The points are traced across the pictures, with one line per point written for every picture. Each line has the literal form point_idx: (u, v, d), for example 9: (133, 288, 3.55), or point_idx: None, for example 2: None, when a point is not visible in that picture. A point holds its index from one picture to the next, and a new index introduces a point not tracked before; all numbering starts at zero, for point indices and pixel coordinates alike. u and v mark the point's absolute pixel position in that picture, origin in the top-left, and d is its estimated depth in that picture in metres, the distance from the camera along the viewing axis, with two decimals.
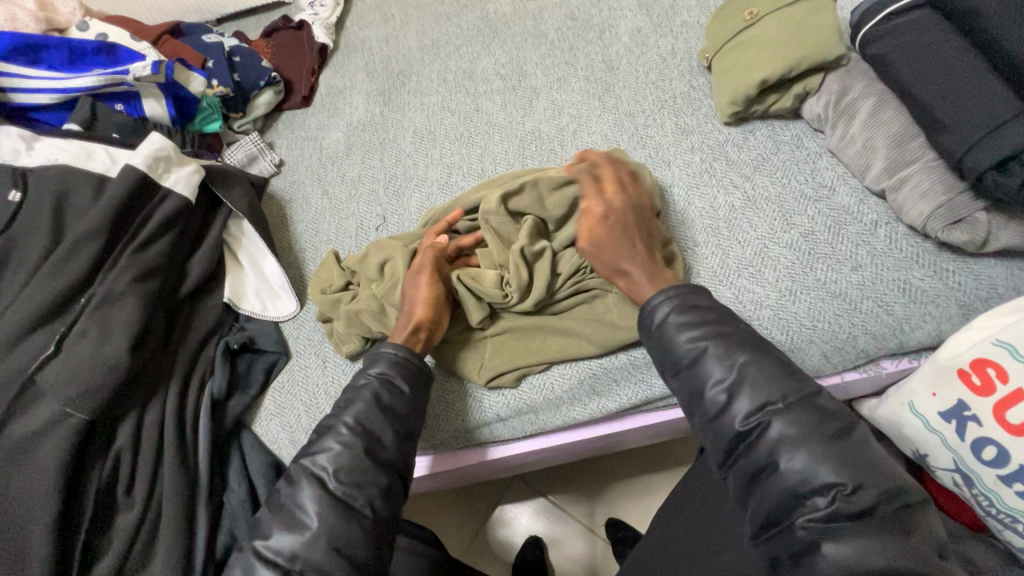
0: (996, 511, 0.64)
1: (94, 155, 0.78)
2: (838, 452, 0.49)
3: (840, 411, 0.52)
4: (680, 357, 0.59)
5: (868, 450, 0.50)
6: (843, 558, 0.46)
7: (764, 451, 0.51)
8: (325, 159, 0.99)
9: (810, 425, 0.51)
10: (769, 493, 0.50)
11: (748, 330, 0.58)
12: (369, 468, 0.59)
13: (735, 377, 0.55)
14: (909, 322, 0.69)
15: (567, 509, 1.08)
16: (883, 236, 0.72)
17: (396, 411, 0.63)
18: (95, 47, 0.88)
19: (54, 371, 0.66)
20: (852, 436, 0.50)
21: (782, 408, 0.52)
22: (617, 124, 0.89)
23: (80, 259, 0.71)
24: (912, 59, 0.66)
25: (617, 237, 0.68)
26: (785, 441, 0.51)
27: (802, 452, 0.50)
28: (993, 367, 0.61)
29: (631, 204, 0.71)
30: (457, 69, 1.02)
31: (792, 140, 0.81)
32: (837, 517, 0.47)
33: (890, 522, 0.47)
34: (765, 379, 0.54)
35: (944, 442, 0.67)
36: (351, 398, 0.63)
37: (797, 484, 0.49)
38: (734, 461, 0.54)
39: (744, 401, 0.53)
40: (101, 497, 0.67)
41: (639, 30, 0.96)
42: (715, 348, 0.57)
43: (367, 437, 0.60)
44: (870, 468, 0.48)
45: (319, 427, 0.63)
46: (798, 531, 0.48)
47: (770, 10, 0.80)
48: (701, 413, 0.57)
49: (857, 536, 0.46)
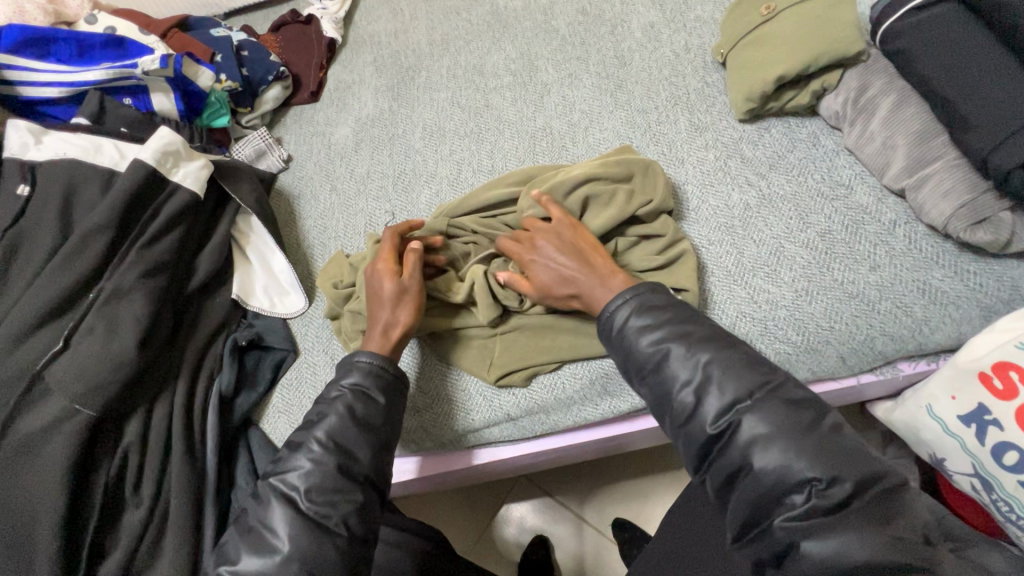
0: (1015, 516, 0.62)
1: (103, 150, 0.78)
2: (810, 445, 0.48)
3: (809, 401, 0.51)
4: (644, 361, 0.57)
5: (843, 436, 0.49)
6: (826, 554, 0.45)
7: (736, 452, 0.50)
8: (334, 154, 0.99)
9: (781, 421, 0.49)
10: (747, 493, 0.49)
11: (712, 327, 0.57)
12: (340, 480, 0.58)
13: (702, 377, 0.53)
14: (930, 324, 0.67)
15: (574, 509, 1.07)
16: (902, 236, 0.71)
17: (370, 421, 0.62)
18: (103, 39, 0.87)
19: (61, 367, 0.66)
20: (824, 425, 0.49)
21: (751, 405, 0.50)
22: (630, 120, 0.87)
23: (88, 254, 0.71)
24: (937, 56, 0.64)
25: (553, 276, 0.67)
26: (756, 441, 0.49)
27: (774, 450, 0.48)
28: (1016, 371, 0.60)
29: (548, 238, 0.69)
30: (467, 65, 1.01)
31: (808, 138, 0.80)
32: (814, 512, 0.46)
33: (870, 513, 0.45)
34: (731, 378, 0.52)
35: (963, 446, 0.66)
36: (322, 413, 0.62)
37: (773, 484, 0.48)
38: (710, 466, 0.52)
39: (712, 402, 0.52)
40: (108, 494, 0.66)
41: (652, 25, 0.95)
42: (677, 349, 0.55)
43: (337, 452, 0.60)
44: (844, 458, 0.47)
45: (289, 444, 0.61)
46: (778, 531, 0.47)
47: (788, 5, 0.79)
48: (672, 417, 0.55)
49: (837, 531, 0.45)
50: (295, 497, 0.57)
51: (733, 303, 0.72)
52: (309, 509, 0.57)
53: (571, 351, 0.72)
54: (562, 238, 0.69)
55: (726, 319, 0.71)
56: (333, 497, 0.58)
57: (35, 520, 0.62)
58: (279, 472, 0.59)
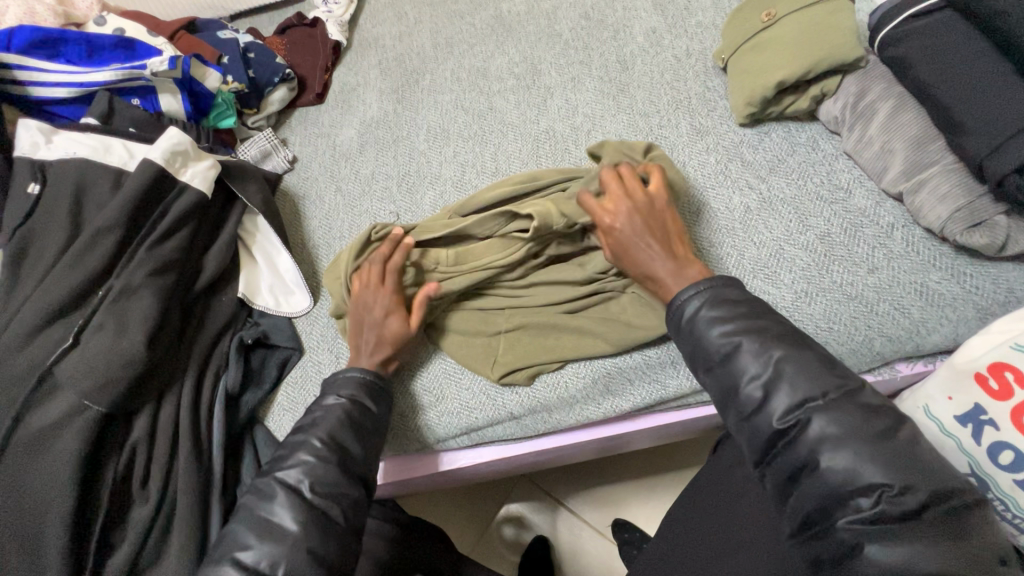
0: (1012, 516, 0.62)
1: (112, 150, 0.79)
2: (883, 451, 0.48)
3: (884, 408, 0.51)
4: (713, 354, 0.58)
5: (919, 448, 0.49)
6: (889, 560, 0.45)
7: (804, 449, 0.50)
8: (339, 156, 1.00)
9: (853, 425, 0.49)
10: (814, 491, 0.49)
11: (787, 326, 0.57)
12: (342, 481, 0.60)
13: (772, 373, 0.54)
14: (926, 325, 0.68)
15: (574, 509, 1.08)
16: (899, 239, 0.72)
17: (363, 427, 0.65)
18: (113, 41, 0.88)
19: (71, 364, 0.66)
20: (896, 434, 0.49)
21: (822, 406, 0.51)
22: (632, 123, 0.89)
23: (98, 252, 0.72)
24: (934, 62, 0.66)
25: (634, 245, 0.67)
26: (826, 440, 0.49)
27: (847, 451, 0.48)
28: (1011, 371, 0.61)
29: (641, 207, 0.68)
30: (471, 68, 1.02)
31: (807, 142, 0.81)
32: (883, 518, 0.46)
33: (941, 525, 0.45)
34: (803, 376, 0.53)
35: (960, 446, 0.65)
36: (320, 417, 0.64)
37: (839, 484, 0.48)
38: (772, 460, 0.53)
39: (781, 397, 0.52)
40: (116, 489, 0.67)
41: (654, 31, 0.96)
42: (749, 344, 0.56)
43: (339, 451, 0.61)
44: (921, 469, 0.47)
45: (286, 444, 0.63)
46: (841, 532, 0.47)
47: (789, 11, 0.80)
48: (737, 410, 0.56)
49: (904, 539, 0.45)
50: (303, 488, 0.59)
51: None
52: (316, 501, 0.58)
53: (573, 351, 0.73)
54: (654, 210, 0.68)
55: None
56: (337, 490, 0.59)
57: (45, 515, 0.62)
58: (282, 467, 0.60)
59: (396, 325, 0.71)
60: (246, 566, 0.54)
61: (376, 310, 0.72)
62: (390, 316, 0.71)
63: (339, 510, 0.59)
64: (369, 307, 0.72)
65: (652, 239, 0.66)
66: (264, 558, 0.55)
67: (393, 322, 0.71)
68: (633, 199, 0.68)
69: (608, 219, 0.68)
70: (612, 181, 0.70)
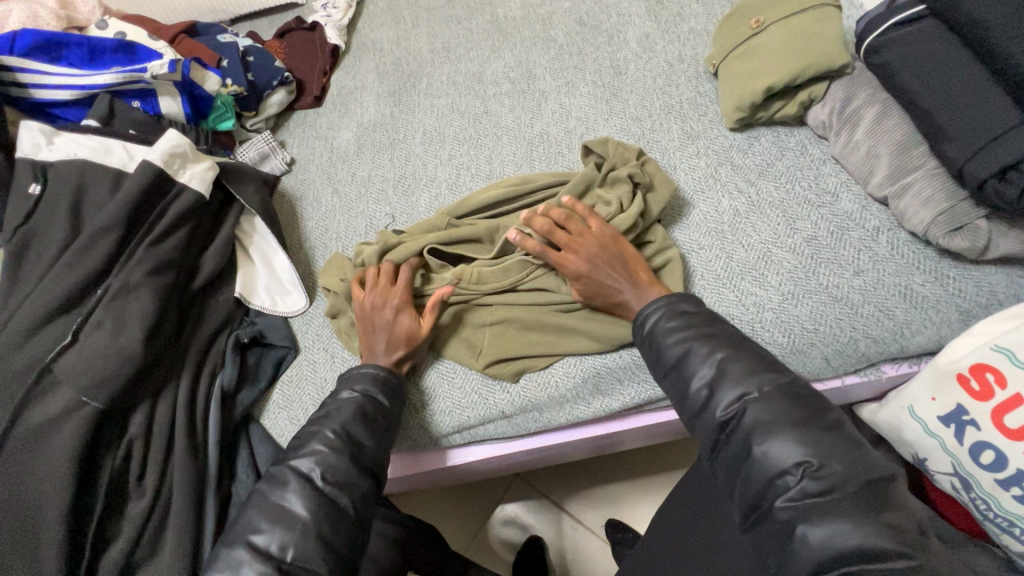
0: (994, 514, 0.65)
1: (113, 151, 0.80)
2: (810, 434, 0.52)
3: (813, 398, 0.55)
4: (667, 358, 0.63)
5: (842, 430, 0.53)
6: (822, 536, 0.48)
7: (741, 439, 0.55)
8: (336, 158, 1.01)
9: (782, 413, 0.54)
10: (751, 478, 0.53)
11: (730, 331, 0.62)
12: (355, 472, 0.62)
13: (717, 372, 0.59)
14: (911, 327, 0.70)
15: (567, 508, 1.09)
16: (885, 242, 0.73)
17: (376, 422, 0.67)
18: (114, 45, 0.90)
19: (70, 360, 0.68)
20: (826, 419, 0.53)
21: (758, 398, 0.55)
22: (624, 128, 0.90)
23: (97, 251, 0.73)
24: (917, 70, 0.67)
25: (602, 280, 0.70)
26: (759, 427, 0.54)
27: (775, 436, 0.53)
28: (992, 373, 0.62)
29: (591, 248, 0.71)
30: (468, 72, 1.04)
31: (796, 146, 0.82)
32: (810, 496, 0.50)
33: (861, 500, 0.48)
34: (744, 372, 0.58)
35: (943, 446, 0.68)
36: (334, 410, 0.67)
37: (768, 468, 0.52)
38: (719, 452, 0.57)
39: (724, 392, 0.57)
40: (113, 484, 0.68)
41: (647, 36, 0.98)
42: (698, 347, 0.61)
43: (352, 443, 0.64)
44: (842, 450, 0.51)
45: (302, 435, 0.65)
46: (779, 512, 0.51)
47: (777, 18, 0.81)
48: (688, 407, 0.60)
49: (832, 515, 0.48)
50: (315, 475, 0.61)
51: (721, 305, 0.74)
52: (327, 488, 0.60)
53: (559, 346, 0.75)
54: (604, 246, 0.71)
55: None
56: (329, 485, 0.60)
57: (43, 509, 0.63)
58: (297, 456, 0.62)
59: (407, 322, 0.73)
60: (260, 551, 0.56)
61: (387, 312, 0.73)
62: (401, 313, 0.73)
63: (349, 501, 0.61)
64: (379, 308, 0.74)
65: (610, 273, 0.70)
66: (274, 542, 0.57)
67: (404, 319, 0.73)
68: (579, 241, 0.71)
69: (566, 265, 0.71)
70: (550, 226, 0.72)
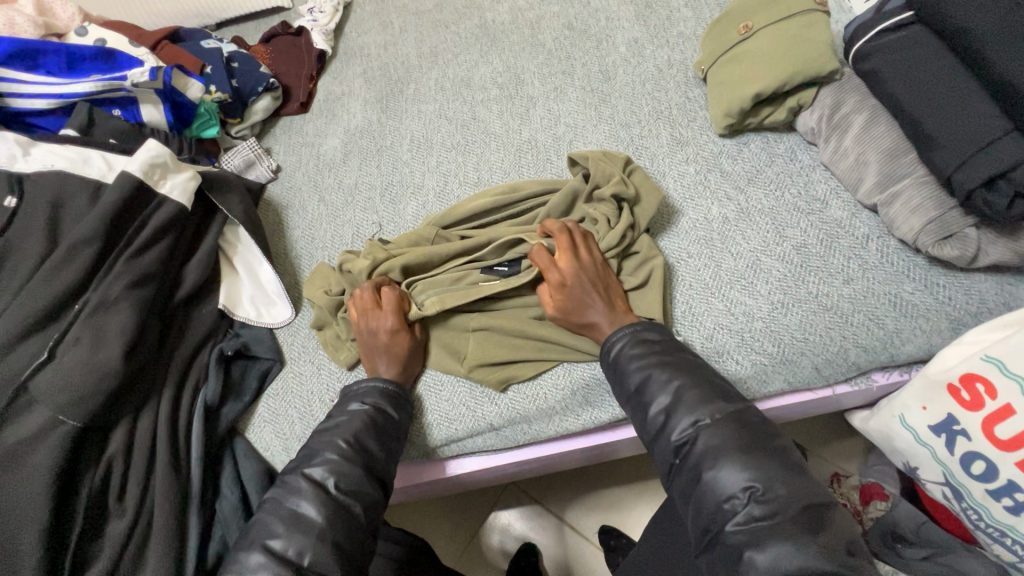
0: (985, 524, 0.65)
1: (91, 161, 0.79)
2: (755, 460, 0.54)
3: (761, 424, 0.57)
4: (629, 385, 0.64)
5: (786, 456, 0.55)
6: (767, 561, 0.49)
7: (693, 464, 0.56)
8: (323, 165, 1.00)
9: (732, 439, 0.56)
10: (703, 502, 0.55)
11: (690, 359, 0.64)
12: (366, 482, 0.62)
13: (674, 400, 0.60)
14: (901, 336, 0.69)
15: (560, 516, 1.08)
16: (874, 250, 0.73)
17: (386, 433, 0.67)
18: (93, 52, 0.88)
19: (47, 378, 0.66)
20: (773, 444, 0.55)
21: (709, 424, 0.57)
22: (614, 134, 0.89)
23: (75, 265, 0.71)
24: (904, 78, 0.66)
25: (580, 298, 0.69)
26: (710, 453, 0.56)
27: (724, 462, 0.54)
28: (982, 383, 0.61)
29: (586, 265, 0.71)
30: (455, 77, 1.02)
31: (785, 152, 0.82)
32: (756, 520, 0.51)
33: (802, 522, 0.50)
34: (699, 400, 0.59)
35: (933, 455, 0.68)
36: (344, 421, 0.67)
37: (716, 493, 0.54)
38: (675, 477, 0.59)
39: (679, 417, 0.59)
40: (92, 504, 0.66)
41: (636, 41, 0.97)
42: (657, 374, 0.62)
43: (363, 453, 0.64)
44: (785, 474, 0.53)
45: (307, 450, 0.65)
46: (731, 536, 0.52)
47: (766, 23, 0.81)
48: (646, 432, 0.62)
49: (775, 539, 0.49)
50: (328, 483, 0.61)
51: (711, 314, 0.73)
52: (341, 496, 0.60)
53: (548, 356, 0.74)
54: (596, 269, 0.72)
55: (704, 331, 0.73)
56: (313, 505, 0.59)
57: (18, 532, 0.62)
58: (309, 465, 0.63)
59: (402, 342, 0.73)
60: (276, 555, 0.56)
61: (380, 334, 0.73)
62: (397, 334, 0.73)
63: (361, 508, 0.61)
64: (374, 331, 0.73)
65: (595, 293, 0.70)
66: (292, 547, 0.56)
67: (399, 339, 0.73)
68: (579, 256, 0.71)
69: (556, 274, 0.71)
70: (561, 233, 0.73)
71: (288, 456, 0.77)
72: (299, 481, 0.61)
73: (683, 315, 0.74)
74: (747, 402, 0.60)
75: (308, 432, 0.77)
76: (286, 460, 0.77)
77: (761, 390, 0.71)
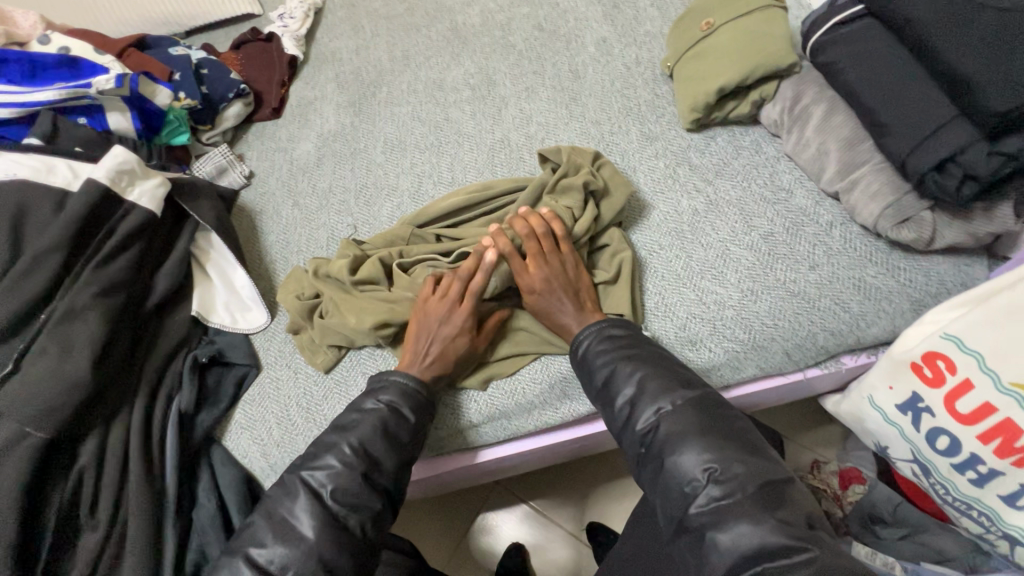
0: (952, 498, 0.67)
1: (56, 170, 0.77)
2: (715, 444, 0.56)
3: (723, 408, 0.59)
4: (596, 380, 0.65)
5: (745, 438, 0.57)
6: (729, 540, 0.51)
7: (659, 452, 0.58)
8: (296, 169, 0.99)
9: (694, 425, 0.57)
10: (669, 489, 0.56)
11: (654, 350, 0.65)
12: (363, 491, 0.62)
13: (638, 390, 0.61)
14: (866, 318, 0.71)
15: (548, 514, 1.08)
16: (838, 236, 0.75)
17: (395, 438, 0.65)
18: (56, 60, 0.87)
19: (13, 389, 0.65)
20: (734, 427, 0.58)
21: (671, 411, 0.59)
22: (585, 131, 0.90)
23: (40, 275, 0.70)
24: (859, 68, 0.68)
25: (549, 304, 0.71)
26: (672, 440, 0.57)
27: (684, 448, 0.56)
28: (943, 360, 0.63)
29: (556, 270, 0.71)
30: (427, 80, 1.03)
31: (751, 145, 0.84)
32: (716, 500, 0.53)
33: (759, 500, 0.52)
34: (662, 388, 0.60)
35: (902, 433, 0.69)
36: (357, 421, 0.65)
37: (680, 479, 0.55)
38: (642, 466, 0.60)
39: (643, 408, 0.60)
40: (63, 517, 0.65)
41: (604, 40, 0.99)
42: (622, 367, 0.63)
43: (366, 461, 0.63)
44: (744, 457, 0.55)
45: (317, 444, 0.65)
46: (695, 520, 0.54)
47: (727, 20, 0.83)
48: (615, 424, 0.63)
49: (736, 518, 0.51)
50: (324, 493, 0.61)
51: (684, 304, 0.75)
52: (337, 508, 0.60)
53: (525, 352, 0.75)
54: (567, 274, 0.72)
55: (677, 321, 0.74)
56: (308, 516, 0.59)
57: None
58: (311, 468, 0.63)
59: (460, 343, 0.70)
60: (259, 564, 0.57)
61: (445, 330, 0.70)
62: (460, 334, 0.70)
63: (356, 521, 0.61)
64: (440, 323, 0.70)
65: (564, 297, 0.70)
66: (276, 559, 0.58)
67: (458, 339, 0.70)
68: (548, 260, 0.71)
69: (526, 280, 0.71)
70: (528, 238, 0.72)
71: (267, 462, 0.76)
72: (297, 486, 0.62)
73: (658, 306, 0.75)
74: (711, 389, 0.61)
75: (286, 437, 0.76)
76: (265, 467, 0.76)
77: (734, 377, 0.73)
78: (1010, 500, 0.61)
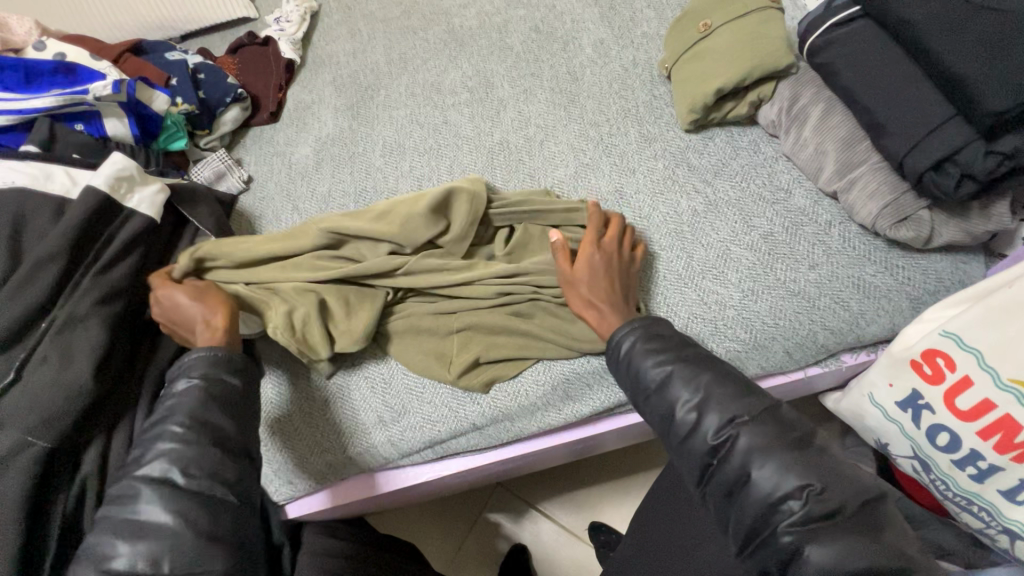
0: (952, 494, 0.68)
1: (54, 177, 0.77)
2: (803, 457, 0.53)
3: (799, 419, 0.56)
4: (649, 382, 0.62)
5: (830, 454, 0.54)
6: (824, 558, 0.49)
7: (736, 464, 0.54)
8: (295, 174, 0.99)
9: (775, 436, 0.54)
10: (750, 505, 0.53)
11: (706, 355, 0.63)
12: (220, 461, 0.56)
13: (702, 396, 0.58)
14: (865, 317, 0.72)
15: (550, 514, 1.09)
16: (836, 235, 0.75)
17: (232, 405, 0.60)
18: (52, 67, 0.87)
19: (14, 398, 0.65)
20: (814, 441, 0.54)
21: (747, 421, 0.56)
22: (583, 133, 0.91)
23: (40, 283, 0.70)
24: (856, 69, 0.69)
25: (602, 280, 0.70)
26: (754, 452, 0.54)
27: (768, 460, 0.53)
28: (942, 357, 0.64)
29: (620, 260, 0.73)
30: (425, 83, 1.03)
31: (748, 145, 0.84)
32: (814, 519, 0.50)
33: (862, 520, 0.50)
34: (729, 396, 0.58)
35: (902, 430, 0.70)
36: (172, 406, 0.58)
37: (766, 495, 0.52)
38: (710, 480, 0.57)
39: (712, 417, 0.57)
40: (66, 525, 0.65)
41: (602, 42, 0.99)
42: (680, 371, 0.61)
43: (207, 431, 0.57)
44: (835, 475, 0.52)
45: (144, 438, 0.58)
46: (782, 536, 0.51)
47: (724, 22, 0.83)
48: (674, 434, 0.60)
49: (834, 536, 0.50)
50: (174, 477, 0.54)
51: (685, 303, 0.75)
52: (191, 488, 0.54)
53: (528, 353, 0.75)
54: (627, 267, 0.74)
55: (678, 322, 0.75)
56: (164, 505, 0.53)
57: None
58: (143, 465, 0.55)
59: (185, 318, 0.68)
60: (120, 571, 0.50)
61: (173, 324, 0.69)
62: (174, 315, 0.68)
63: (224, 491, 0.56)
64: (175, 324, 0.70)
65: (616, 284, 0.71)
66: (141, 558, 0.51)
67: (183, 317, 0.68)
68: (620, 251, 0.74)
69: (593, 251, 0.72)
70: (614, 228, 0.75)
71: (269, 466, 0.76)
72: (136, 486, 0.54)
73: (660, 304, 0.76)
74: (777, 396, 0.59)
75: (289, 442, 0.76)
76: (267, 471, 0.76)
77: None
78: (1009, 495, 0.62)
